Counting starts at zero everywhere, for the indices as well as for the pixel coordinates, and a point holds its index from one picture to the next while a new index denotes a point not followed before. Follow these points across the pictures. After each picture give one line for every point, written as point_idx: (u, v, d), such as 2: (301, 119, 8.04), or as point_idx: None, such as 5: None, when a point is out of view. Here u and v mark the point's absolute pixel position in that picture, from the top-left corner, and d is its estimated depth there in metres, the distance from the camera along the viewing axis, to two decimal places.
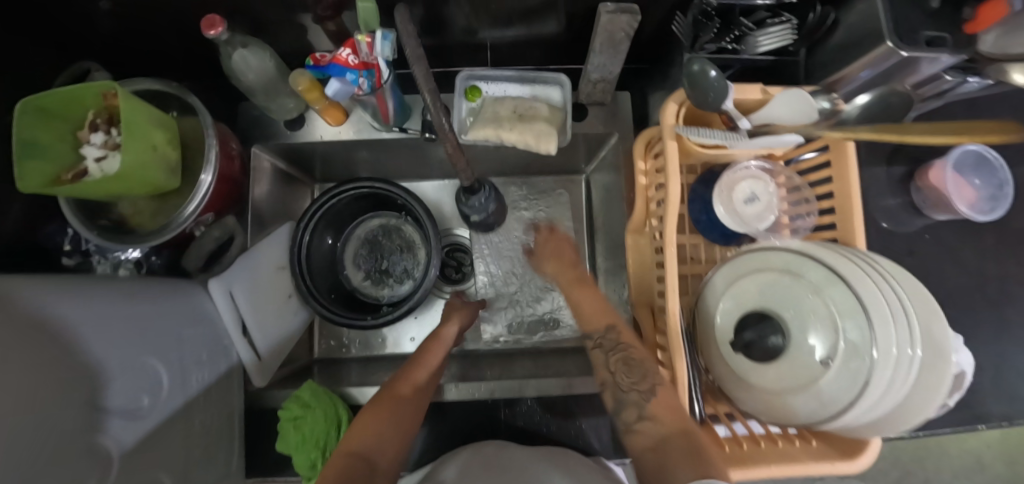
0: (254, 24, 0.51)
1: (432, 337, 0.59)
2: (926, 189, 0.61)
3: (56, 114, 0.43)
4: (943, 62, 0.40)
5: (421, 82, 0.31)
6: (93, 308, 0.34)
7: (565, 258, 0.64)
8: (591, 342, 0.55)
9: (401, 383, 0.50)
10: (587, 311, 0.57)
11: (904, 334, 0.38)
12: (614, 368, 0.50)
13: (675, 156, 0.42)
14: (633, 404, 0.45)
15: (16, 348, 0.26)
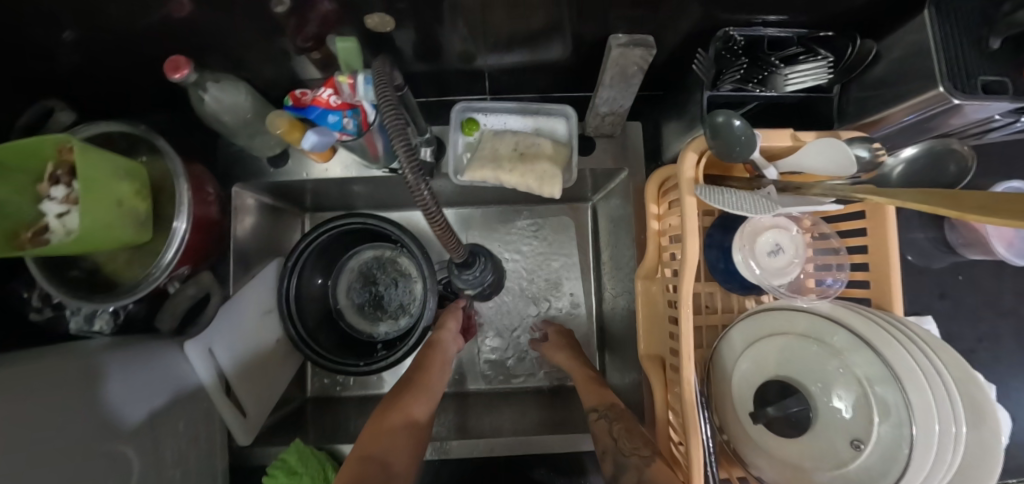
0: (232, 57, 0.46)
1: (427, 348, 0.56)
2: (961, 227, 0.56)
3: (10, 167, 0.39)
4: (1002, 109, 0.35)
5: (401, 157, 0.26)
6: (47, 390, 0.31)
7: (571, 349, 0.61)
8: (592, 413, 0.52)
9: (409, 399, 0.49)
10: (588, 388, 0.55)
11: (946, 410, 0.33)
12: (617, 434, 0.47)
13: (693, 213, 0.37)
14: (633, 468, 0.42)
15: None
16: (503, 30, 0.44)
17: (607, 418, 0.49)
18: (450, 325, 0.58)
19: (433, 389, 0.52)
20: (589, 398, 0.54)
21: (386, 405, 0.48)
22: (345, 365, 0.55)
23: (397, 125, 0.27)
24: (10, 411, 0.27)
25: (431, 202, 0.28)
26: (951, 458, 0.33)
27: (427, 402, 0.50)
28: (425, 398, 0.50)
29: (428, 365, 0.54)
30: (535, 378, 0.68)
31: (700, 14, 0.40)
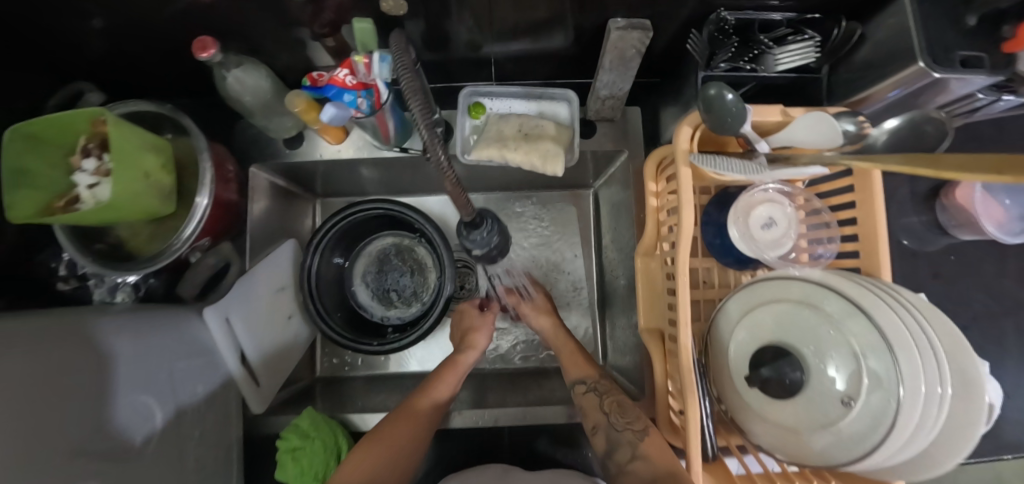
0: (252, 44, 0.49)
1: (448, 361, 0.56)
2: (952, 208, 0.58)
3: (47, 140, 0.42)
4: (981, 82, 0.38)
5: (418, 118, 0.28)
6: (68, 346, 0.32)
7: (555, 318, 0.62)
8: (581, 387, 0.54)
9: (394, 431, 0.46)
10: (575, 361, 0.57)
11: (932, 371, 0.36)
12: (608, 409, 0.50)
13: (689, 182, 0.39)
14: (627, 443, 0.46)
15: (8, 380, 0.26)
16: (508, 19, 0.46)
17: (597, 392, 0.52)
18: (478, 338, 0.57)
19: (443, 398, 0.51)
20: (578, 371, 0.56)
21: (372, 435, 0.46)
22: (358, 342, 0.57)
23: (415, 90, 0.29)
24: (23, 364, 0.28)
25: (443, 160, 0.30)
26: (934, 416, 0.35)
27: (422, 421, 0.48)
28: (422, 421, 0.48)
29: (442, 376, 0.53)
30: (537, 360, 0.69)
31: (694, 1, 0.42)
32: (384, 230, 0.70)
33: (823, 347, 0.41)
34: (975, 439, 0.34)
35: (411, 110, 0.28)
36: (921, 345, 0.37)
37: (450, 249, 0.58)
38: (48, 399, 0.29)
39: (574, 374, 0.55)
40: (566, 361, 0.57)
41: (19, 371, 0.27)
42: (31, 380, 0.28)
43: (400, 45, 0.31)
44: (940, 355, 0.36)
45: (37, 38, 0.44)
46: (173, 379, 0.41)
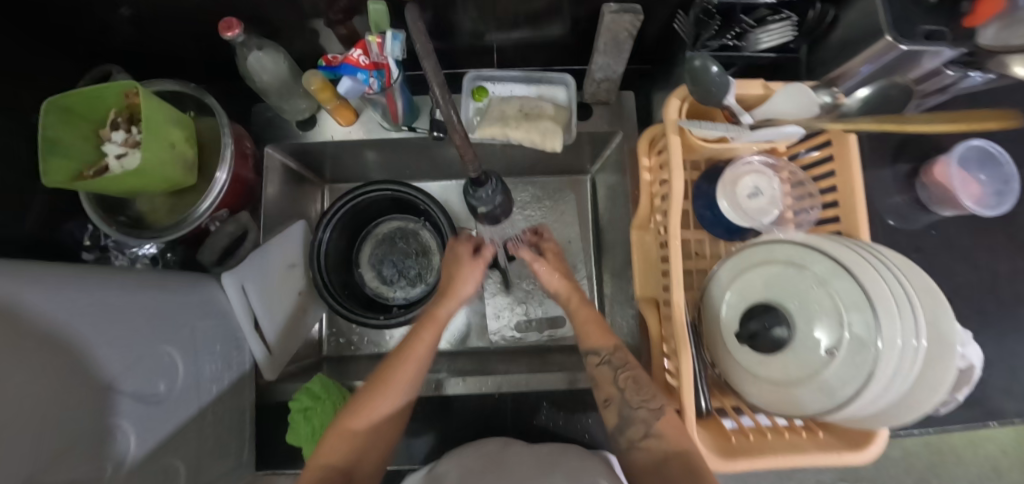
0: (270, 30, 0.53)
1: (424, 315, 0.48)
2: (931, 185, 0.61)
3: (78, 113, 0.44)
4: (945, 55, 0.41)
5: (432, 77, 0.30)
6: (100, 289, 0.34)
7: (567, 275, 0.58)
8: (595, 359, 0.53)
9: (365, 407, 0.42)
10: (591, 332, 0.54)
11: (910, 325, 0.38)
12: (623, 384, 0.50)
13: (678, 149, 0.43)
14: (640, 420, 0.47)
15: (45, 316, 0.28)
16: (509, 6, 0.49)
17: (611, 366, 0.51)
18: (460, 290, 0.48)
19: (422, 360, 0.45)
20: (594, 341, 0.54)
21: (343, 412, 0.42)
22: (365, 318, 0.59)
23: (429, 52, 0.30)
24: (63, 302, 0.30)
25: (457, 122, 0.33)
26: (910, 367, 0.38)
27: (400, 389, 0.43)
28: (398, 390, 0.43)
29: (419, 335, 0.46)
30: (537, 339, 0.71)
31: None
32: (391, 213, 0.73)
33: (808, 305, 0.43)
34: (947, 384, 0.37)
35: (434, 94, 0.32)
36: (901, 302, 0.39)
37: (453, 229, 0.61)
38: (87, 332, 0.31)
39: (587, 345, 0.54)
40: (582, 332, 0.55)
41: (59, 305, 0.29)
42: (68, 320, 0.30)
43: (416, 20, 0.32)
44: (918, 309, 0.38)
45: (70, 21, 0.47)
46: (186, 332, 0.42)
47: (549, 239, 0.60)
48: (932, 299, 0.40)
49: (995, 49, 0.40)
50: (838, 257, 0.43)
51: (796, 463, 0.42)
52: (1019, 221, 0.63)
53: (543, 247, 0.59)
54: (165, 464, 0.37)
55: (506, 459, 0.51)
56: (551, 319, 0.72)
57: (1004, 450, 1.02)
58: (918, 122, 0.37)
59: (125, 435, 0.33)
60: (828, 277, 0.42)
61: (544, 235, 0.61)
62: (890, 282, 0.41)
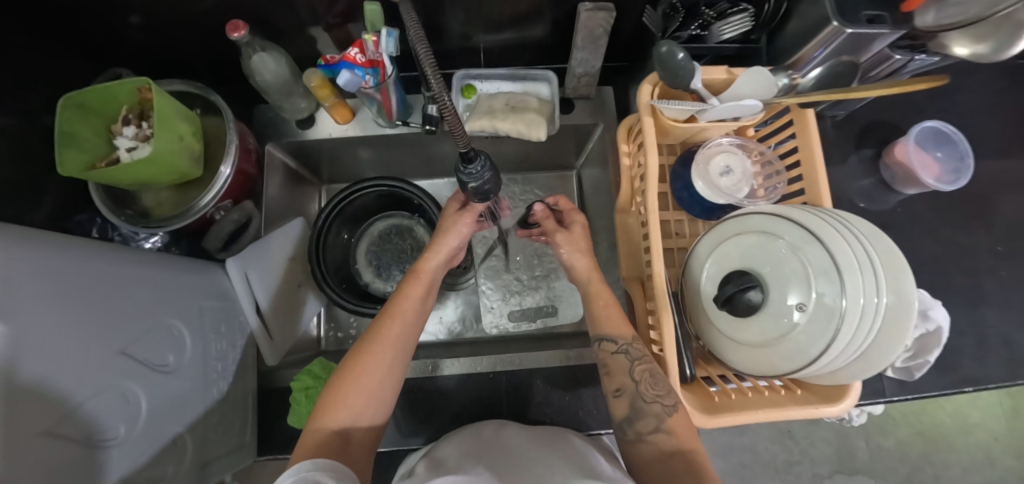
0: (271, 35, 0.56)
1: (409, 273, 0.51)
2: (894, 165, 0.65)
3: (93, 110, 0.48)
4: (890, 37, 0.46)
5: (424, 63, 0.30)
6: (118, 261, 0.37)
7: (589, 252, 0.56)
8: (610, 346, 0.50)
9: (357, 371, 0.43)
10: (610, 317, 0.51)
11: (871, 285, 0.41)
12: (639, 377, 0.47)
13: (651, 130, 0.47)
14: (653, 415, 0.45)
15: (72, 282, 0.31)
16: (494, 8, 0.54)
17: (629, 357, 0.48)
18: (443, 243, 0.52)
19: (409, 313, 0.48)
20: (611, 328, 0.51)
21: (336, 378, 0.44)
22: (364, 308, 0.59)
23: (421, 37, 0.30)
24: (86, 270, 0.33)
25: (451, 111, 0.33)
26: (871, 322, 0.40)
27: (390, 346, 0.45)
28: (388, 348, 0.45)
29: (404, 290, 0.49)
30: (530, 327, 0.72)
31: None
32: (387, 210, 0.75)
33: (780, 270, 0.45)
34: (904, 338, 0.40)
35: (432, 87, 0.31)
36: (863, 265, 0.42)
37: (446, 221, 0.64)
38: (105, 300, 0.34)
39: (603, 332, 0.51)
40: (599, 315, 0.52)
41: (81, 275, 0.32)
42: (88, 286, 0.33)
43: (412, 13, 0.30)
44: (878, 271, 0.41)
45: (86, 27, 0.51)
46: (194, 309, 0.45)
47: (577, 212, 0.58)
48: (893, 263, 0.42)
49: (931, 29, 0.47)
50: (808, 225, 0.46)
51: (772, 417, 0.46)
52: (977, 198, 0.67)
53: (570, 220, 0.58)
54: (169, 432, 0.39)
55: (501, 439, 0.49)
56: (545, 308, 0.73)
57: (995, 437, 1.03)
58: (865, 88, 0.44)
59: (135, 396, 0.36)
60: (798, 244, 0.45)
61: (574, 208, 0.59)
62: (856, 248, 0.43)
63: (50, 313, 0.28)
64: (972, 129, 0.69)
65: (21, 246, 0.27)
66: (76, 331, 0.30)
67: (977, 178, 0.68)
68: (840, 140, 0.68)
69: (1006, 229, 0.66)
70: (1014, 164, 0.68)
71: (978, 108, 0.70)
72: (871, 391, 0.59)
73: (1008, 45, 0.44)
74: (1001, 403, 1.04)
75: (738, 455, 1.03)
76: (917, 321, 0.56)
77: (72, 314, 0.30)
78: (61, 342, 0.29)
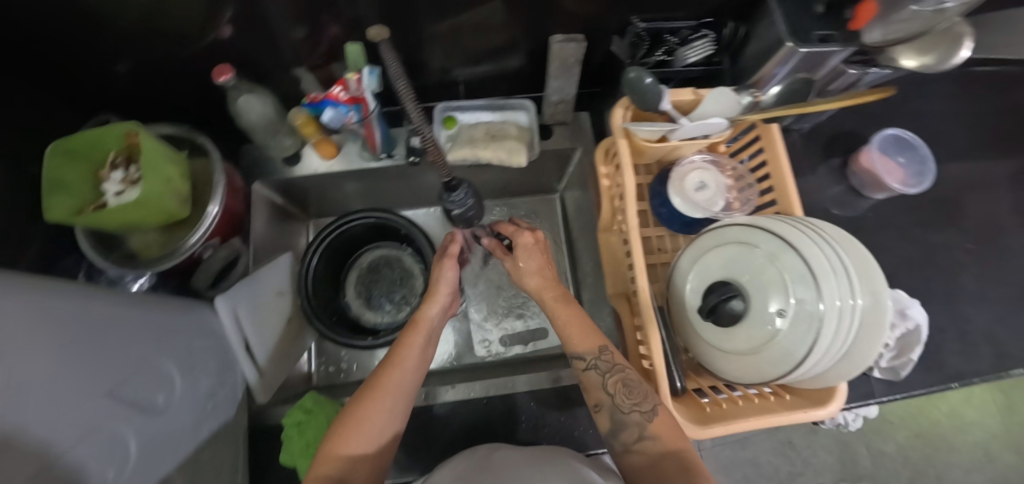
0: (257, 77, 0.59)
1: (410, 323, 0.50)
2: (860, 173, 0.67)
3: (82, 155, 0.49)
4: (842, 52, 0.49)
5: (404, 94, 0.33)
6: (107, 305, 0.38)
7: (544, 270, 0.53)
8: (580, 363, 0.49)
9: (360, 418, 0.42)
10: (575, 335, 0.50)
11: (845, 287, 0.42)
12: (613, 389, 0.47)
13: (626, 150, 0.50)
14: (634, 424, 0.44)
15: (67, 326, 0.32)
16: (471, 43, 0.57)
17: (600, 371, 0.47)
18: (439, 292, 0.52)
19: (410, 361, 0.47)
20: (578, 344, 0.49)
21: (338, 424, 0.43)
22: (354, 340, 0.59)
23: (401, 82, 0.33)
24: (80, 313, 0.34)
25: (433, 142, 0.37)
26: (850, 323, 0.42)
27: (394, 396, 0.44)
28: (391, 393, 0.44)
29: (405, 342, 0.47)
30: (523, 351, 0.72)
31: (614, 19, 0.54)
32: (374, 241, 0.75)
33: (759, 279, 0.46)
34: (882, 340, 0.42)
35: (411, 118, 0.37)
36: (836, 270, 0.43)
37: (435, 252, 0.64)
38: (95, 344, 0.34)
39: (572, 350, 0.49)
40: (564, 335, 0.50)
41: (76, 318, 0.33)
42: (82, 330, 0.33)
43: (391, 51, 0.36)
44: (850, 273, 0.42)
45: (76, 75, 0.52)
46: (183, 348, 0.45)
47: (524, 232, 0.54)
48: (863, 265, 0.44)
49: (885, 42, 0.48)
50: (781, 232, 0.47)
51: (765, 423, 0.46)
52: (942, 199, 0.70)
53: (517, 243, 0.54)
54: (157, 475, 0.39)
55: (494, 458, 0.49)
56: (536, 330, 0.74)
57: (993, 434, 1.04)
58: (817, 104, 0.48)
59: (124, 441, 0.35)
60: (774, 253, 0.46)
61: (519, 229, 0.55)
62: (829, 253, 0.44)
63: (46, 356, 0.29)
64: (930, 135, 0.73)
65: (22, 290, 0.29)
66: (71, 372, 0.31)
67: (940, 180, 0.71)
68: (808, 151, 0.71)
69: (973, 228, 0.69)
70: (973, 166, 0.72)
71: (934, 115, 0.74)
72: (861, 393, 0.60)
73: (948, 56, 0.49)
74: (994, 399, 1.05)
75: (740, 469, 1.02)
76: (897, 320, 0.59)
77: (68, 357, 0.31)
78: (55, 386, 0.29)
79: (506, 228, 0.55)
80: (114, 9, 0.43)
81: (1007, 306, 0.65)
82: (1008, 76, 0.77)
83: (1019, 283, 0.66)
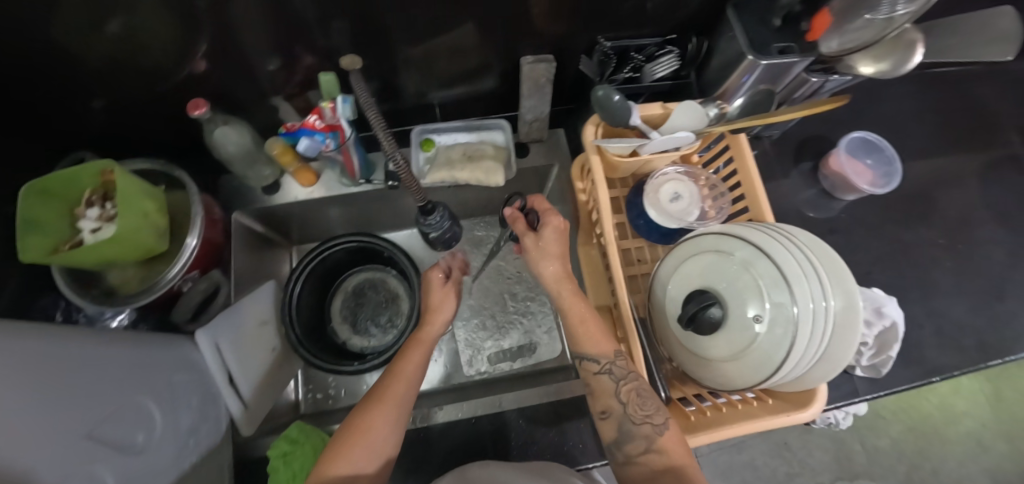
0: (234, 108, 0.59)
1: (410, 338, 0.50)
2: (830, 176, 0.69)
3: (56, 194, 0.49)
4: (802, 62, 0.51)
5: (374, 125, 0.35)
6: (75, 346, 0.37)
7: (562, 260, 0.52)
8: (592, 366, 0.48)
9: (364, 428, 0.42)
10: (588, 335, 0.49)
11: (818, 290, 0.43)
12: (625, 398, 0.46)
13: (598, 166, 0.51)
14: (643, 436, 0.44)
15: (33, 372, 0.31)
16: (445, 67, 0.58)
17: (614, 376, 0.47)
18: (443, 309, 0.52)
19: (412, 375, 0.47)
20: (591, 346, 0.49)
21: (342, 435, 0.42)
22: (339, 366, 0.59)
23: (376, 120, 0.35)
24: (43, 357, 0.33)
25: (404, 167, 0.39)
26: (824, 326, 0.42)
27: (396, 405, 0.44)
28: (393, 405, 0.44)
29: (407, 354, 0.48)
30: (512, 368, 0.72)
31: (580, 39, 0.55)
32: (359, 265, 0.76)
33: (735, 285, 0.47)
34: (857, 340, 0.42)
35: (384, 147, 0.38)
36: (809, 274, 0.44)
37: (418, 273, 0.64)
38: (66, 387, 0.34)
39: (585, 351, 0.48)
40: (577, 333, 0.50)
41: (42, 363, 0.33)
42: (49, 374, 0.33)
43: (361, 82, 0.37)
44: (821, 276, 0.43)
45: (51, 114, 0.53)
46: (162, 384, 0.45)
47: (554, 214, 0.53)
48: (833, 267, 0.45)
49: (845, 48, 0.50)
50: (753, 239, 0.48)
51: (749, 429, 0.47)
52: (911, 197, 0.72)
53: (546, 222, 0.53)
54: None
55: (486, 476, 0.48)
56: (524, 347, 0.73)
57: (983, 423, 1.05)
58: (781, 113, 0.48)
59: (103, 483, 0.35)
60: (748, 259, 0.47)
61: (551, 210, 0.54)
62: (800, 257, 0.45)
63: (19, 404, 0.29)
64: (896, 135, 0.75)
65: None
66: (46, 418, 0.31)
67: (907, 179, 0.73)
68: (780, 156, 0.73)
69: (943, 223, 0.71)
70: (939, 163, 0.74)
71: (897, 116, 0.77)
72: (846, 392, 0.60)
73: (904, 61, 0.50)
74: (982, 389, 1.07)
75: (738, 474, 1.02)
76: (874, 319, 0.60)
77: (37, 402, 0.31)
78: (27, 432, 0.29)
79: (539, 203, 0.55)
80: (86, 49, 0.44)
81: (980, 298, 0.66)
82: (963, 75, 0.81)
83: (990, 275, 0.68)
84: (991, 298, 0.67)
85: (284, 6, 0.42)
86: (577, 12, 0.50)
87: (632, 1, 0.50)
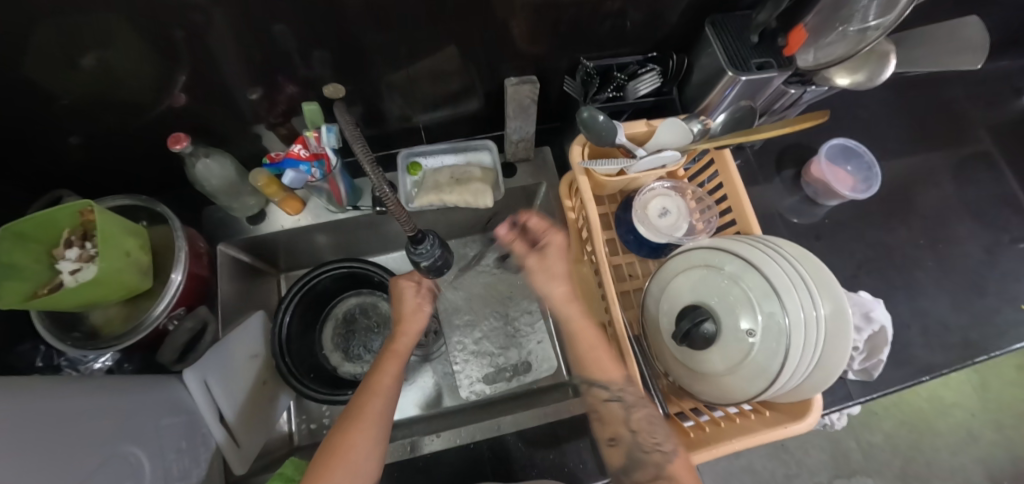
0: (215, 139, 0.58)
1: (382, 352, 0.51)
2: (813, 182, 0.71)
3: (34, 238, 0.48)
4: (779, 77, 0.52)
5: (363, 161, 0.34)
6: (58, 398, 0.36)
7: (564, 277, 0.55)
8: (602, 392, 0.49)
9: (343, 446, 0.41)
10: (596, 360, 0.50)
11: (808, 299, 0.44)
12: (636, 426, 0.46)
13: (587, 186, 0.52)
14: (653, 464, 0.45)
15: (16, 432, 0.30)
16: (428, 90, 0.58)
17: (622, 401, 0.47)
18: (415, 318, 0.52)
19: (389, 388, 0.47)
20: (600, 373, 0.49)
21: (320, 460, 0.41)
22: (333, 396, 0.57)
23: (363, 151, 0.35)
24: (27, 413, 0.32)
25: (393, 198, 0.38)
26: (816, 335, 0.43)
27: (376, 421, 0.44)
28: (371, 423, 0.43)
29: (382, 366, 0.48)
30: (507, 386, 0.70)
31: (561, 58, 0.56)
32: (349, 290, 0.75)
33: (726, 299, 0.47)
34: (849, 348, 0.43)
35: (370, 177, 0.36)
36: (799, 283, 0.45)
37: None
38: (50, 443, 0.33)
39: (595, 377, 0.49)
40: (587, 360, 0.50)
41: (26, 420, 0.32)
42: (33, 432, 0.32)
43: (347, 114, 0.36)
44: (809, 284, 0.44)
45: (25, 153, 0.51)
46: (149, 430, 0.44)
47: (556, 232, 0.57)
48: (819, 275, 0.46)
49: (821, 62, 0.50)
50: (742, 252, 0.49)
51: (750, 443, 0.47)
52: (892, 199, 0.74)
53: (546, 241, 0.57)
54: None
55: None
56: (519, 365, 0.72)
57: (972, 413, 1.07)
58: (763, 129, 0.49)
59: None
60: (738, 273, 0.47)
61: (550, 227, 0.57)
62: (788, 268, 0.46)
63: (7, 461, 0.28)
64: (873, 139, 0.77)
65: None
66: (36, 474, 0.30)
67: (886, 181, 0.75)
68: (761, 166, 0.74)
69: (922, 223, 0.72)
70: (916, 164, 0.76)
71: (873, 120, 0.79)
72: (840, 397, 0.61)
73: (877, 73, 0.52)
74: (970, 379, 1.09)
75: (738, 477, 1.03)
76: (863, 324, 0.61)
77: (25, 463, 0.30)
78: None
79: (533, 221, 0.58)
80: (58, 83, 0.43)
81: (963, 296, 0.68)
82: (933, 78, 0.83)
83: (971, 272, 0.70)
84: (973, 294, 0.68)
85: (263, 36, 0.42)
86: (557, 33, 0.50)
87: (611, 22, 0.50)
